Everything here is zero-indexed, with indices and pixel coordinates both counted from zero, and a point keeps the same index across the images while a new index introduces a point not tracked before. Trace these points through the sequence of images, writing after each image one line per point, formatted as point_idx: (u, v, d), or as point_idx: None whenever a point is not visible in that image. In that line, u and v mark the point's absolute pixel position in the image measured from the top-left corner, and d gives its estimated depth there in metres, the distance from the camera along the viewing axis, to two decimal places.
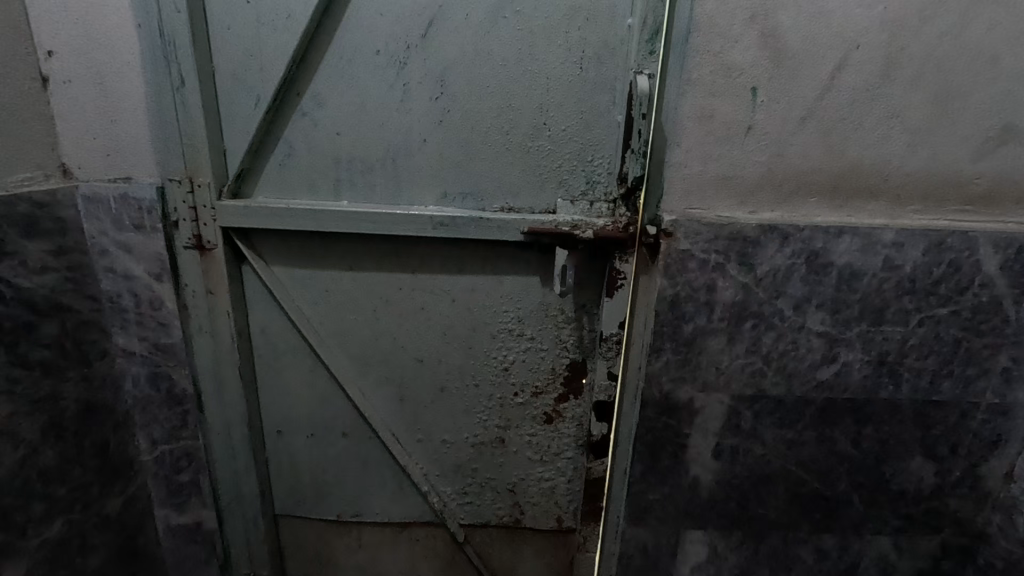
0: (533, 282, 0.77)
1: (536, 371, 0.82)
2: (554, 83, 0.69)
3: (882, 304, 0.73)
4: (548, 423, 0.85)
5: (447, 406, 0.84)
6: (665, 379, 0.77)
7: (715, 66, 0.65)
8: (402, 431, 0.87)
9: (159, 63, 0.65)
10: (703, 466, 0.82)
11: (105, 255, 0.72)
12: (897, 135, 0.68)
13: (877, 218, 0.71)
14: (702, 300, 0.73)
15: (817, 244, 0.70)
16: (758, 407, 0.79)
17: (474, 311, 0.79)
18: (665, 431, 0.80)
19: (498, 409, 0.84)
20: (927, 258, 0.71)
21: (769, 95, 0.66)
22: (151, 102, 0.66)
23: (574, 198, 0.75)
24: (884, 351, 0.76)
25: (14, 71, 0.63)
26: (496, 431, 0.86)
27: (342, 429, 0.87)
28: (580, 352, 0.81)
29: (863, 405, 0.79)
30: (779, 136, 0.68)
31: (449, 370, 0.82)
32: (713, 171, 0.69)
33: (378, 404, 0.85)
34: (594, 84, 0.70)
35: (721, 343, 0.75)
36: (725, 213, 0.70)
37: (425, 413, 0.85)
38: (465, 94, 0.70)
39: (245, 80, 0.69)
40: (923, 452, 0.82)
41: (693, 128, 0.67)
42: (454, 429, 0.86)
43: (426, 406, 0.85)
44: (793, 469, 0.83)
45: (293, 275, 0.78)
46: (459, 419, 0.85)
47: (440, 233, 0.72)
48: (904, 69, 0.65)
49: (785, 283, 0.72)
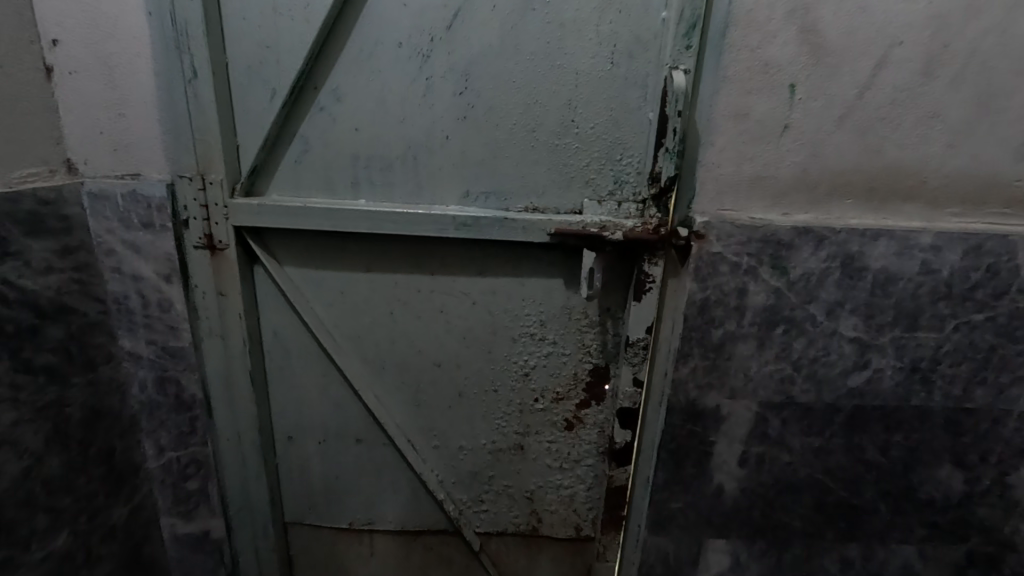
0: (557, 286, 0.74)
1: (557, 377, 0.79)
2: (582, 78, 0.67)
3: (918, 309, 0.71)
4: (569, 430, 0.83)
5: (465, 412, 0.82)
6: (692, 385, 0.75)
7: (752, 62, 0.62)
8: (418, 437, 0.84)
9: (171, 54, 0.62)
10: (728, 474, 0.80)
11: (112, 255, 0.68)
12: (938, 135, 0.65)
13: (913, 220, 0.69)
14: (733, 304, 0.71)
15: (852, 247, 0.68)
16: (786, 414, 0.77)
17: (494, 314, 0.76)
18: (690, 438, 0.78)
19: (517, 415, 0.82)
20: (965, 262, 0.69)
21: (806, 93, 0.64)
22: (162, 95, 0.63)
23: (601, 198, 0.72)
24: (917, 358, 0.74)
25: (19, 61, 0.60)
26: (515, 437, 0.83)
27: (356, 436, 0.84)
28: (603, 357, 0.79)
29: (893, 412, 0.77)
30: (816, 135, 0.65)
31: (468, 376, 0.79)
32: (747, 172, 0.67)
33: (393, 411, 0.82)
34: (625, 79, 0.67)
35: (751, 348, 0.73)
36: (759, 215, 0.68)
37: (442, 419, 0.82)
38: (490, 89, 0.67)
39: (260, 72, 0.66)
40: (953, 460, 0.80)
41: (728, 126, 0.65)
42: (472, 435, 0.83)
43: (443, 412, 0.82)
44: (819, 477, 0.81)
45: (307, 275, 0.75)
46: (477, 425, 0.83)
47: (462, 234, 0.69)
48: (948, 66, 0.63)
49: (818, 287, 0.70)
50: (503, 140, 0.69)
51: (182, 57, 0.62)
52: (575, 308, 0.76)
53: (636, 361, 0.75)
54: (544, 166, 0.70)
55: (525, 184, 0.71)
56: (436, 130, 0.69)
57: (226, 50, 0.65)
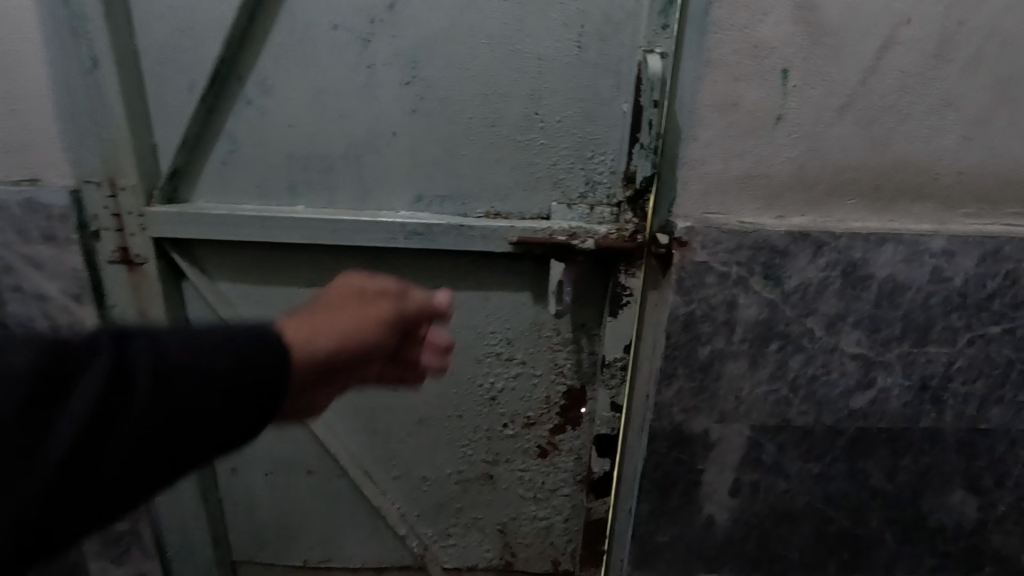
0: (524, 300, 0.67)
1: (527, 401, 0.72)
2: (547, 65, 0.59)
3: (928, 322, 0.63)
4: (542, 457, 0.75)
5: (427, 439, 0.74)
6: (677, 408, 0.67)
7: (740, 44, 0.54)
8: (376, 467, 0.76)
9: (65, 38, 0.53)
10: (719, 504, 0.72)
11: (12, 272, 0.60)
12: (951, 125, 0.58)
13: (923, 223, 0.61)
14: (721, 319, 0.63)
15: (855, 254, 0.60)
16: (782, 439, 0.69)
17: (454, 332, 0.68)
18: (676, 466, 0.70)
19: (485, 442, 0.74)
20: (981, 269, 0.61)
21: (802, 79, 0.56)
22: (57, 87, 0.54)
23: (571, 201, 0.64)
24: (927, 375, 0.66)
25: None
26: (483, 466, 0.75)
27: (307, 467, 0.76)
28: (578, 378, 0.71)
29: (900, 435, 0.69)
30: (813, 127, 0.57)
31: (428, 400, 0.72)
32: (735, 170, 0.58)
33: (347, 440, 0.74)
34: (595, 66, 0.59)
35: (742, 367, 0.65)
36: (748, 219, 0.60)
37: (401, 448, 0.74)
38: (442, 79, 0.59)
39: (177, 61, 0.57)
40: (965, 484, 0.72)
41: (713, 117, 0.56)
42: (435, 464, 0.75)
43: (402, 440, 0.74)
44: (819, 505, 0.73)
45: (242, 292, 0.67)
46: (440, 454, 0.75)
47: (413, 243, 0.61)
48: (962, 48, 0.55)
49: (816, 299, 0.62)
50: (459, 137, 0.61)
51: (79, 36, 0.54)
52: (544, 324, 0.68)
53: (615, 379, 0.69)
54: (506, 166, 0.62)
55: (485, 187, 0.63)
56: (381, 126, 0.60)
57: (134, 34, 0.57)
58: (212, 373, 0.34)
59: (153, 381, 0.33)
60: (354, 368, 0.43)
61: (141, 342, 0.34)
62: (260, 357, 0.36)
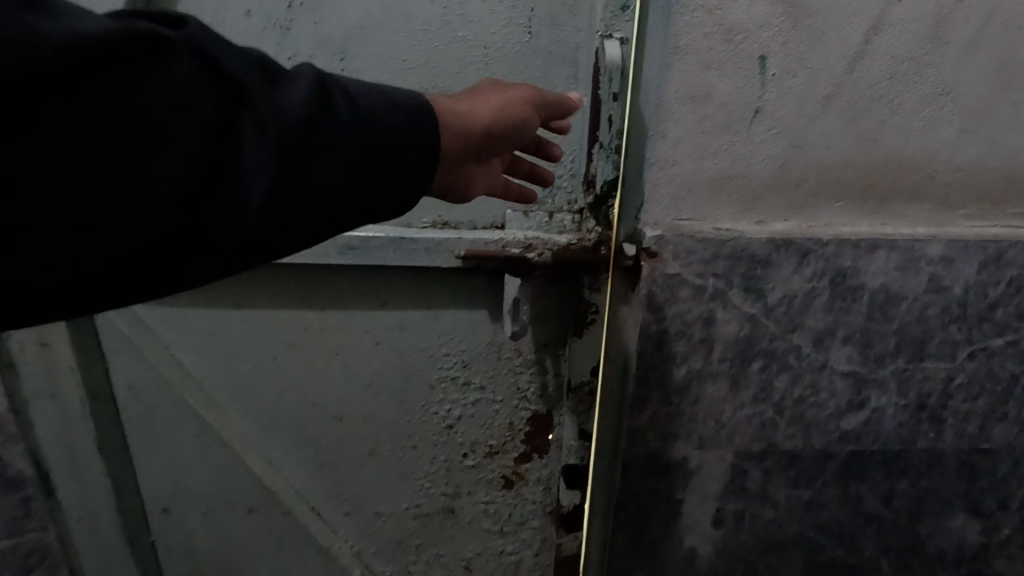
0: (480, 318, 0.60)
1: (489, 428, 0.65)
2: (492, 54, 0.55)
3: (925, 335, 0.57)
4: (508, 488, 0.69)
5: (380, 472, 0.67)
6: (652, 435, 0.60)
7: (710, 28, 0.48)
8: (325, 503, 0.68)
9: None
10: (701, 536, 0.66)
11: None
12: (948, 118, 0.51)
13: (918, 226, 0.55)
14: (698, 337, 0.56)
15: (844, 262, 0.54)
16: (767, 465, 0.63)
17: (404, 356, 0.62)
18: (654, 497, 0.63)
19: (444, 474, 0.67)
20: (983, 277, 0.55)
21: (781, 67, 0.49)
22: None
23: (528, 209, 0.58)
24: (925, 392, 0.60)
25: None
26: (444, 499, 0.68)
27: (247, 506, 0.68)
28: (544, 402, 0.65)
29: (896, 457, 0.63)
30: (795, 121, 0.51)
31: (379, 430, 0.65)
32: (709, 170, 0.52)
33: (291, 475, 0.67)
34: (545, 54, 0.55)
35: (722, 389, 0.59)
36: (725, 225, 0.53)
37: (352, 482, 0.67)
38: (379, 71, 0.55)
39: None
40: (966, 508, 0.67)
41: (683, 111, 0.50)
42: (390, 498, 0.68)
43: (352, 474, 0.67)
44: (810, 534, 0.67)
45: (159, 315, 0.60)
46: (395, 487, 0.68)
47: (350, 259, 0.56)
48: (959, 30, 0.49)
49: (802, 312, 0.56)
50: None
51: None
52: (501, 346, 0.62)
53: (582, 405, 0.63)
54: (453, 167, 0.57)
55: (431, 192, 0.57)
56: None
57: None
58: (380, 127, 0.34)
59: (337, 124, 0.32)
60: (512, 144, 0.43)
61: (339, 88, 0.33)
62: (423, 127, 0.35)
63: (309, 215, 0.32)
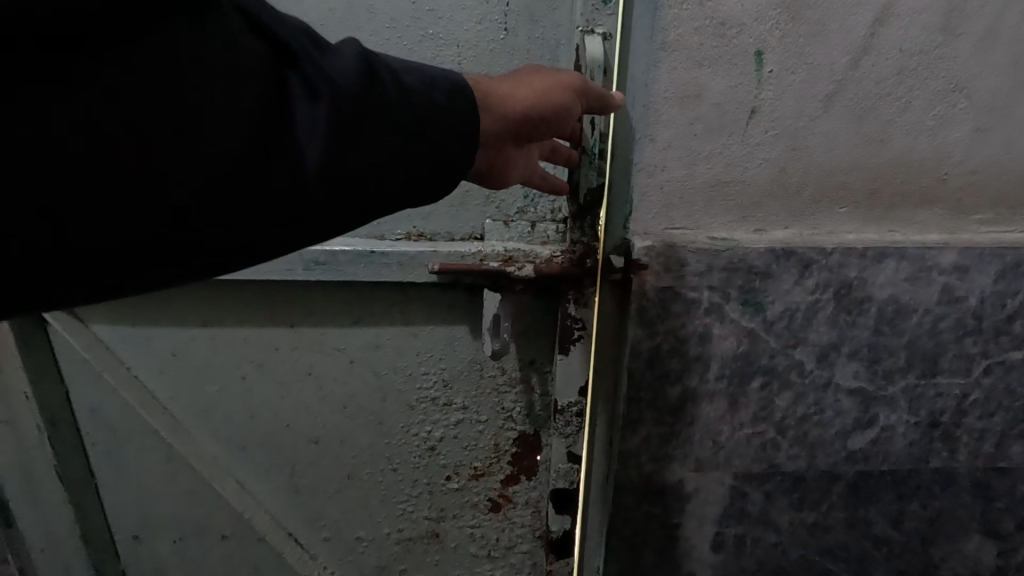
0: (461, 333, 0.58)
1: (473, 450, 0.62)
2: (463, 52, 0.53)
3: (937, 350, 0.53)
4: (495, 511, 0.65)
5: (358, 497, 0.64)
6: (645, 458, 0.56)
7: (700, 21, 0.44)
8: (303, 529, 0.65)
9: None
10: (699, 562, 0.62)
11: None
12: (962, 116, 0.47)
13: (929, 233, 0.51)
14: (693, 354, 0.52)
15: (850, 272, 0.50)
16: (769, 487, 0.59)
17: (380, 375, 0.59)
18: (649, 522, 0.60)
19: (426, 497, 0.64)
20: (1000, 287, 0.51)
21: (780, 62, 0.45)
22: None
23: (508, 217, 0.55)
24: (937, 410, 0.56)
25: None
26: (428, 524, 0.65)
27: (221, 532, 0.66)
28: (531, 423, 0.62)
29: (907, 477, 0.59)
30: (796, 121, 0.47)
31: (356, 453, 0.62)
32: (702, 175, 0.48)
33: (265, 499, 0.64)
34: (522, 54, 0.53)
35: (720, 408, 0.55)
36: (720, 234, 0.50)
37: (330, 506, 0.64)
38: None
39: None
40: (982, 530, 0.63)
41: (672, 112, 0.47)
42: (371, 524, 0.65)
43: (329, 498, 0.64)
44: (815, 558, 0.63)
45: (121, 338, 0.59)
46: (376, 512, 0.64)
47: (317, 274, 0.53)
48: (973, 20, 0.45)
49: (805, 327, 0.52)
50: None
51: None
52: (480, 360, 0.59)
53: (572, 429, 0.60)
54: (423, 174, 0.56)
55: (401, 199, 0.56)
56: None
57: None
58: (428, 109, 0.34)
59: (386, 104, 0.33)
60: (548, 134, 0.42)
61: (386, 69, 0.34)
62: (464, 110, 0.36)
63: (356, 199, 0.33)
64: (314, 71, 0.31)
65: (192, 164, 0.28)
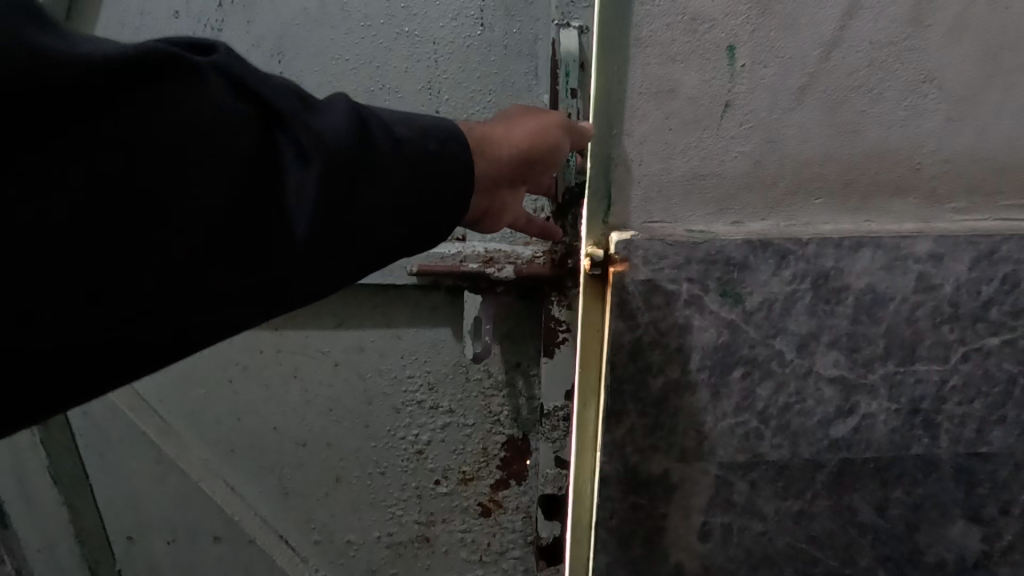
0: (443, 338, 0.61)
1: (461, 452, 0.63)
2: (438, 45, 0.63)
3: (915, 338, 0.54)
4: (486, 516, 0.66)
5: (347, 499, 0.65)
6: (630, 449, 0.57)
7: (671, 18, 0.46)
8: (293, 532, 0.66)
9: None
10: (688, 552, 0.63)
11: None
12: (935, 106, 0.48)
13: (905, 222, 0.51)
14: (674, 345, 0.53)
15: (827, 262, 0.51)
16: (754, 476, 0.60)
17: (365, 377, 0.62)
18: (635, 512, 0.60)
19: (415, 501, 0.65)
20: (976, 274, 0.52)
21: (751, 56, 0.46)
22: None
23: None
24: (917, 397, 0.57)
25: None
26: (418, 527, 0.66)
27: (210, 534, 0.67)
28: (518, 427, 0.63)
29: (890, 464, 0.60)
30: (770, 114, 0.48)
31: (343, 455, 0.63)
32: (678, 169, 0.49)
33: (254, 502, 0.66)
34: (495, 45, 0.63)
35: (704, 399, 0.56)
36: (698, 227, 0.50)
37: (319, 510, 0.65)
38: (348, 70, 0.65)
39: None
40: (965, 515, 0.63)
41: (648, 107, 0.48)
42: (361, 528, 0.66)
43: (319, 501, 0.65)
44: (802, 546, 0.63)
45: None
46: (365, 514, 0.65)
47: None
48: (940, 12, 0.46)
49: (784, 317, 0.52)
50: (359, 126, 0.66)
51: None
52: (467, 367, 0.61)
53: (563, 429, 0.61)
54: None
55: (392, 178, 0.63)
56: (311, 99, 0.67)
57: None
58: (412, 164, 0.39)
59: (376, 156, 0.38)
60: (545, 170, 0.47)
61: (375, 120, 0.39)
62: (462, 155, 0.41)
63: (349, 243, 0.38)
64: (304, 141, 0.36)
65: (189, 231, 0.32)
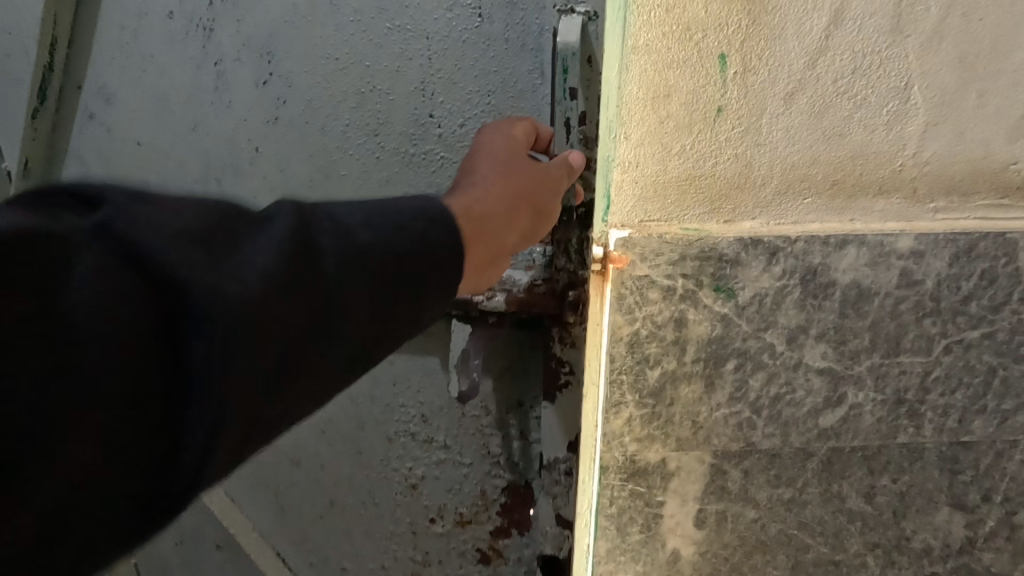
0: (433, 366, 0.80)
1: (458, 495, 0.81)
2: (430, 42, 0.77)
3: (899, 331, 0.57)
4: (486, 561, 0.82)
5: (335, 523, 0.86)
6: (629, 439, 0.60)
7: (666, 27, 0.48)
8: (285, 544, 0.89)
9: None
10: (684, 538, 0.66)
11: None
12: (916, 110, 0.51)
13: (889, 221, 0.54)
14: (670, 338, 0.56)
15: (814, 259, 0.54)
16: (747, 464, 0.62)
17: (357, 405, 0.82)
18: (633, 499, 0.63)
19: (410, 536, 0.83)
20: (955, 270, 0.55)
21: (742, 63, 0.49)
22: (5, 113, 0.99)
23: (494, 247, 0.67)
24: (902, 387, 0.60)
25: None
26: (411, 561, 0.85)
27: (216, 542, 0.93)
28: (518, 475, 0.79)
29: (877, 453, 0.63)
30: (760, 118, 0.51)
31: (338, 481, 0.85)
32: (674, 170, 0.52)
33: (259, 518, 0.89)
34: (481, 47, 0.76)
35: (698, 390, 0.58)
36: (693, 225, 0.53)
37: (312, 532, 0.87)
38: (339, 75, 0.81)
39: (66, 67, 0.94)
40: (950, 502, 0.66)
41: (644, 112, 0.50)
42: (352, 555, 0.86)
43: (314, 523, 0.87)
44: (793, 532, 0.66)
45: None
46: (359, 542, 0.86)
47: None
48: (919, 21, 0.49)
49: (775, 311, 0.55)
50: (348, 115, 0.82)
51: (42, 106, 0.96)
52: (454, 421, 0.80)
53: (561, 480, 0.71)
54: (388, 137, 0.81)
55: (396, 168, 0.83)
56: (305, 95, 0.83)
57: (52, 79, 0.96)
58: (357, 281, 0.40)
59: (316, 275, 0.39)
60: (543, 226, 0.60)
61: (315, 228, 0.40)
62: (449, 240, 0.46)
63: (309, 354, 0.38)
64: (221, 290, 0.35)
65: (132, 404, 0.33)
